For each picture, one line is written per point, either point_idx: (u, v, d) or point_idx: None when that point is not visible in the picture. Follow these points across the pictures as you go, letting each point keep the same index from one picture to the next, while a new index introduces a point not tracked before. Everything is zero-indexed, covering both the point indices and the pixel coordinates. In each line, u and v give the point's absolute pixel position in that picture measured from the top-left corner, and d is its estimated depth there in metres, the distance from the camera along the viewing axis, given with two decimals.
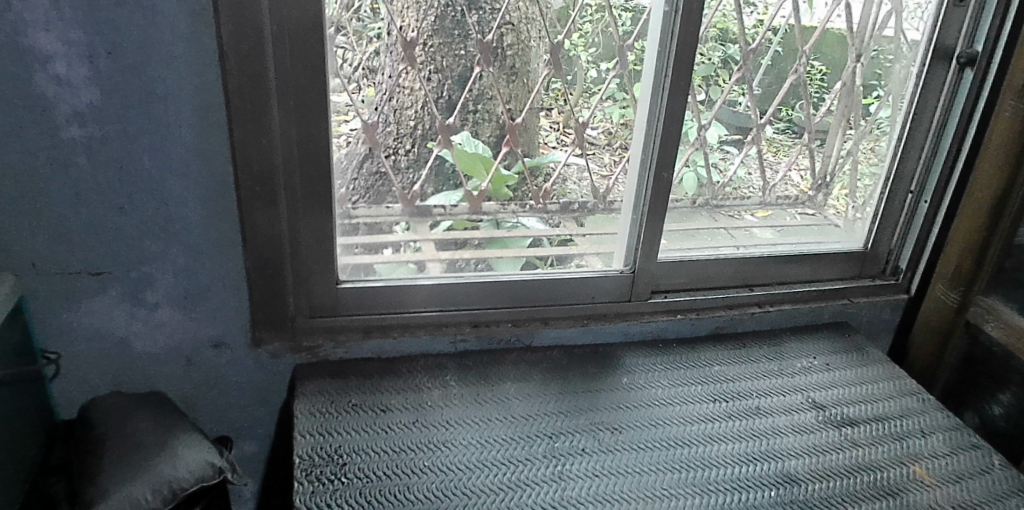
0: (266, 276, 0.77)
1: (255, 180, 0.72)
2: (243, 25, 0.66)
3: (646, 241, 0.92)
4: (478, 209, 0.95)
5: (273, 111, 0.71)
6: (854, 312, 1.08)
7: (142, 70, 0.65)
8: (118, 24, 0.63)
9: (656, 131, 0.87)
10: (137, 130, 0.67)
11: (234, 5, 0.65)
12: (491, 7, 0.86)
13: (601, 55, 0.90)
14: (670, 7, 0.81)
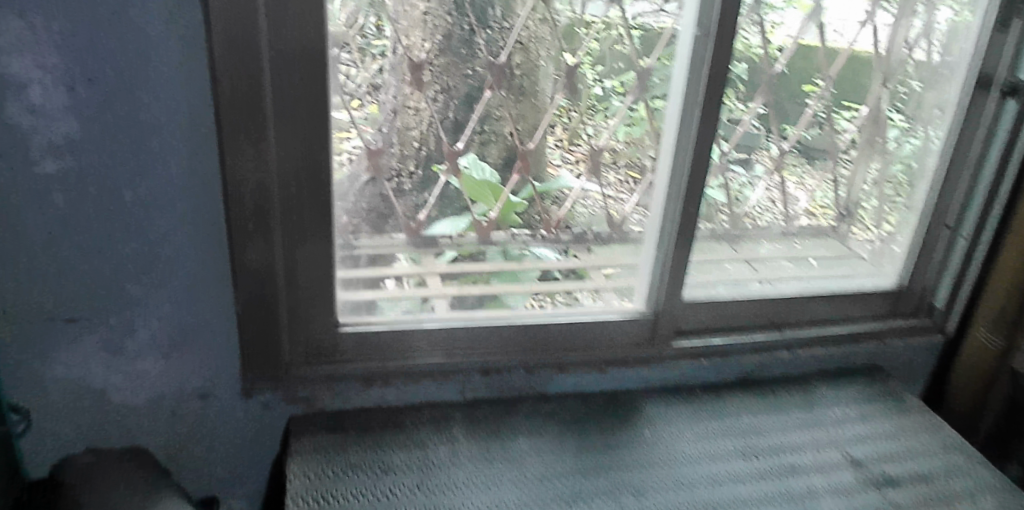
0: (258, 317, 0.70)
1: (250, 216, 0.66)
2: (239, 44, 0.60)
3: (671, 279, 0.86)
4: (487, 239, 0.89)
5: (271, 137, 0.64)
6: (887, 354, 1.01)
7: (126, 99, 0.59)
8: (99, 49, 0.57)
9: (686, 159, 0.81)
10: (123, 164, 0.61)
11: (229, 23, 0.59)
12: (501, 26, 0.78)
13: (608, 72, 0.84)
14: (701, 32, 0.77)
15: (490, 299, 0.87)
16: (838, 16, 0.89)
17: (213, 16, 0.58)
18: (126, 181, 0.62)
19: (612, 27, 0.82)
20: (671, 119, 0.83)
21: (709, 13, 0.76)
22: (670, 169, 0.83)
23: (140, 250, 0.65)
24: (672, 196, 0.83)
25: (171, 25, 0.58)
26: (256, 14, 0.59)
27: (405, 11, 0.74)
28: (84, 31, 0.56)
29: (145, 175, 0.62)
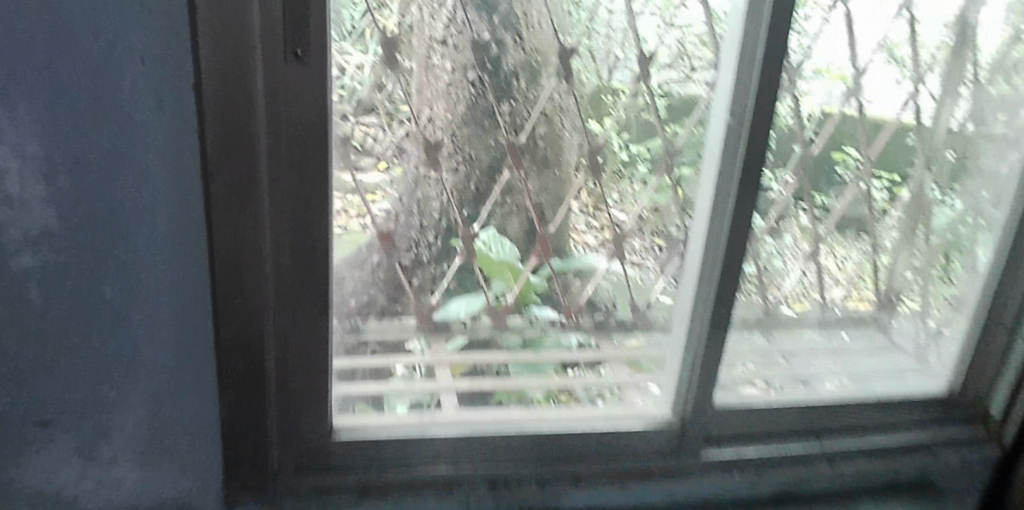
0: (244, 391, 0.64)
1: (240, 307, 0.61)
2: (233, 126, 0.55)
3: (701, 384, 0.80)
4: (501, 325, 0.85)
5: (266, 222, 0.60)
6: (942, 470, 0.90)
7: (110, 191, 0.55)
8: (80, 138, 0.53)
9: (719, 252, 0.78)
10: (108, 252, 0.57)
11: (223, 104, 0.54)
12: (528, 95, 0.77)
13: (633, 137, 0.80)
14: (734, 118, 0.75)
15: (504, 388, 0.82)
16: (873, 87, 0.84)
17: (205, 97, 0.53)
18: (111, 270, 0.58)
19: (637, 94, 0.79)
20: (703, 205, 0.79)
21: (743, 99, 0.74)
22: (699, 259, 0.80)
23: (123, 343, 0.60)
24: (701, 284, 0.80)
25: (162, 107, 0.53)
26: (253, 95, 0.55)
27: (429, 81, 0.73)
28: (68, 115, 0.52)
29: (130, 263, 0.58)
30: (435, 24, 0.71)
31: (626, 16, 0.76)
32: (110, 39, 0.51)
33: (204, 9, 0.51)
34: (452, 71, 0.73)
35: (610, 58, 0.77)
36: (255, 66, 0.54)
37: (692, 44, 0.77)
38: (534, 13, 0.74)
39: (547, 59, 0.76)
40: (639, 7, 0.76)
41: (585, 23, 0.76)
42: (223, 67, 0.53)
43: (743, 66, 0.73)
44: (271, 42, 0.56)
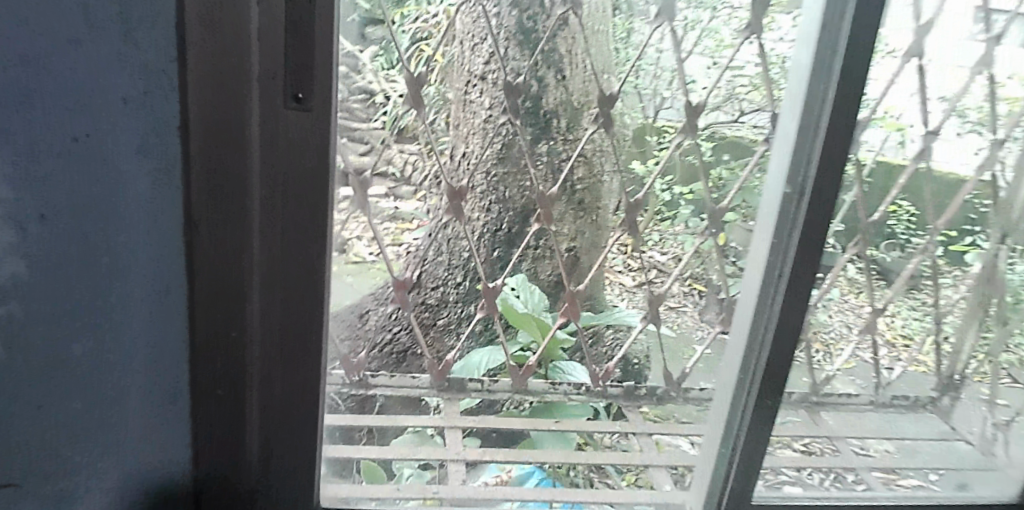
0: (220, 399, 0.59)
1: (218, 339, 0.57)
2: (217, 150, 0.52)
3: (741, 466, 0.77)
4: (523, 385, 0.94)
5: (253, 259, 0.56)
6: None
7: (90, 242, 0.49)
8: (60, 180, 0.45)
9: (770, 334, 0.72)
10: (91, 303, 0.50)
11: (208, 127, 0.51)
12: (563, 137, 0.81)
13: (677, 180, 0.82)
14: (792, 189, 0.69)
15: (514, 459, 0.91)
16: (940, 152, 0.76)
17: (189, 118, 0.50)
18: (86, 327, 0.50)
19: (684, 138, 0.80)
20: (751, 272, 0.75)
21: (797, 171, 0.69)
22: (750, 332, 0.74)
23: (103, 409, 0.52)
24: (748, 355, 0.74)
25: (151, 147, 0.50)
26: (244, 122, 0.51)
27: (466, 118, 0.78)
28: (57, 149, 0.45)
29: (111, 313, 0.51)
30: (474, 58, 0.75)
31: (677, 57, 0.77)
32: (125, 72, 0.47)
33: (195, 28, 0.49)
34: (490, 107, 0.78)
35: (663, 99, 0.79)
36: (249, 93, 0.51)
37: (743, 86, 0.77)
38: (577, 51, 0.77)
39: (592, 97, 0.80)
40: (689, 48, 0.77)
41: (633, 60, 0.78)
42: (211, 90, 0.50)
43: (805, 130, 0.68)
44: (269, 75, 0.51)
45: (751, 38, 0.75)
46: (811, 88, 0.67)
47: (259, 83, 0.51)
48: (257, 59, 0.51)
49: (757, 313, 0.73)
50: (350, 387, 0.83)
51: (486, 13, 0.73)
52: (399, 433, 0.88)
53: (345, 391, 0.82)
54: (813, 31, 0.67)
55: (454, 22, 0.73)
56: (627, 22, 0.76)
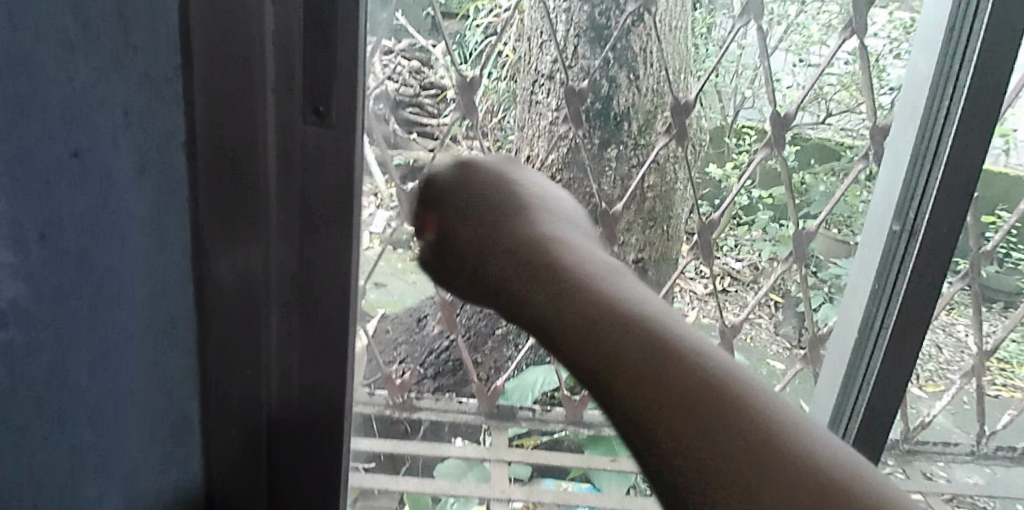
0: (237, 410, 0.53)
1: (235, 370, 0.52)
2: (226, 166, 0.47)
3: None
4: (577, 416, 0.87)
5: (270, 281, 0.51)
6: None
7: (89, 258, 0.43)
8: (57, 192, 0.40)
9: (873, 370, 0.65)
10: (108, 342, 0.45)
11: (216, 141, 0.46)
12: (635, 141, 0.73)
13: (758, 185, 0.72)
14: (899, 226, 0.62)
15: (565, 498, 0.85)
16: None
17: (195, 128, 0.46)
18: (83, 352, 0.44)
19: (768, 149, 0.70)
20: (847, 302, 0.68)
21: (907, 202, 0.61)
22: (848, 366, 0.68)
23: (120, 450, 0.48)
24: (845, 390, 0.68)
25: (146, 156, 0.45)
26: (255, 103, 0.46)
27: (531, 120, 0.71)
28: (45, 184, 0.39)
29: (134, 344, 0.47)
30: (543, 55, 0.68)
31: (760, 54, 0.67)
32: (144, 81, 0.43)
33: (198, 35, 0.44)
34: (557, 109, 0.71)
35: (743, 98, 0.69)
36: (261, 103, 0.47)
37: (830, 86, 0.67)
38: (652, 49, 0.69)
39: (665, 98, 0.71)
40: (775, 43, 0.67)
41: (713, 56, 0.68)
42: (217, 104, 0.46)
43: (918, 158, 0.60)
44: (285, 81, 0.46)
45: (852, 39, 0.65)
46: (929, 108, 0.59)
47: (274, 91, 0.46)
48: (272, 64, 0.46)
49: (859, 351, 0.66)
50: (393, 409, 0.79)
51: (553, 10, 0.67)
52: (444, 460, 0.84)
53: (390, 413, 0.79)
54: (935, 36, 0.58)
55: (527, 19, 0.67)
56: (707, 16, 0.66)
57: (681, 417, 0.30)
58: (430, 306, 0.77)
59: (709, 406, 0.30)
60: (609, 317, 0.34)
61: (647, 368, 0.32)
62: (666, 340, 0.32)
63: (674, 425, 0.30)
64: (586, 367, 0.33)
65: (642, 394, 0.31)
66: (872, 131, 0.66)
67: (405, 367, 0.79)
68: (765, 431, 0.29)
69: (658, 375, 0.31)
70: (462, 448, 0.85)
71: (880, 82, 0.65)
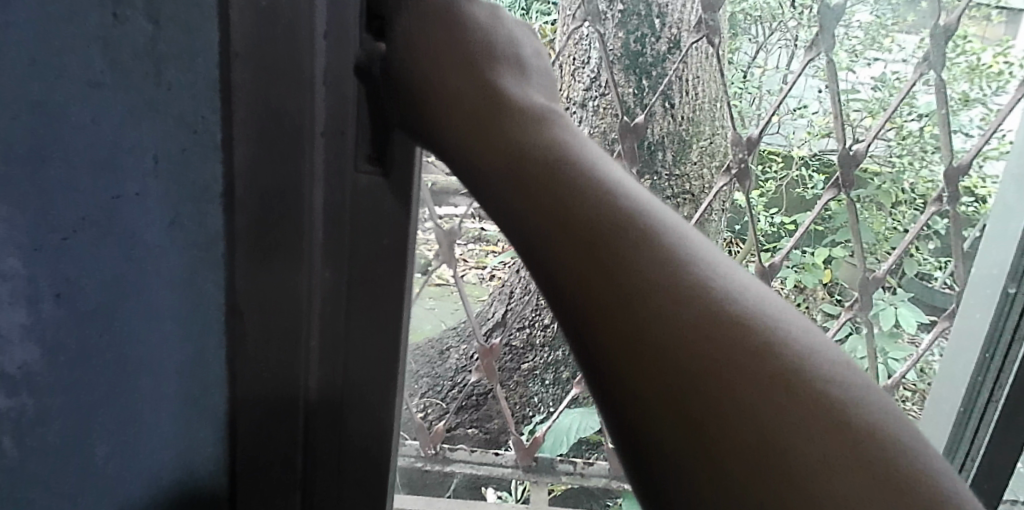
0: (271, 431, 0.50)
1: (271, 427, 0.50)
2: (272, 217, 0.45)
3: None
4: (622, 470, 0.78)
5: (309, 332, 0.50)
6: None
7: (112, 326, 0.38)
8: (85, 250, 0.35)
9: (982, 438, 0.60)
10: (134, 409, 0.41)
11: (262, 196, 0.44)
12: (671, 171, 0.64)
13: (785, 212, 0.64)
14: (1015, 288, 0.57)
15: None
16: None
17: (235, 180, 0.43)
18: (108, 427, 0.39)
19: (835, 195, 0.63)
20: (948, 361, 0.63)
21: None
22: (947, 437, 0.63)
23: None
24: (951, 449, 0.63)
25: (181, 206, 0.40)
26: (304, 117, 0.44)
27: None
28: (74, 236, 0.34)
29: (163, 412, 0.43)
30: (575, 83, 0.62)
31: (784, 80, 0.60)
32: (180, 124, 0.39)
33: (243, 85, 0.41)
34: (590, 138, 0.63)
35: (766, 122, 0.61)
36: (312, 150, 0.45)
37: (856, 112, 0.60)
38: (688, 77, 0.61)
39: (702, 127, 0.62)
40: (806, 66, 0.59)
41: (739, 83, 0.61)
42: (267, 153, 0.43)
43: None
44: (335, 128, 0.46)
45: (926, 74, 0.58)
46: None
47: (324, 138, 0.46)
48: (322, 112, 0.45)
49: (963, 417, 0.61)
50: (425, 460, 0.74)
51: (589, 35, 0.60)
52: None
53: (421, 466, 0.75)
54: None
55: (554, 46, 0.61)
56: (731, 41, 0.59)
57: (770, 434, 0.27)
58: (454, 338, 0.70)
59: (818, 427, 0.27)
60: (726, 347, 0.30)
61: (739, 379, 0.29)
62: (786, 363, 0.29)
63: (773, 457, 0.27)
64: (688, 398, 0.29)
65: (741, 432, 0.28)
66: (946, 172, 0.60)
67: (429, 408, 0.72)
68: (877, 473, 0.26)
69: (768, 411, 0.28)
70: (496, 502, 0.79)
71: (909, 109, 0.59)
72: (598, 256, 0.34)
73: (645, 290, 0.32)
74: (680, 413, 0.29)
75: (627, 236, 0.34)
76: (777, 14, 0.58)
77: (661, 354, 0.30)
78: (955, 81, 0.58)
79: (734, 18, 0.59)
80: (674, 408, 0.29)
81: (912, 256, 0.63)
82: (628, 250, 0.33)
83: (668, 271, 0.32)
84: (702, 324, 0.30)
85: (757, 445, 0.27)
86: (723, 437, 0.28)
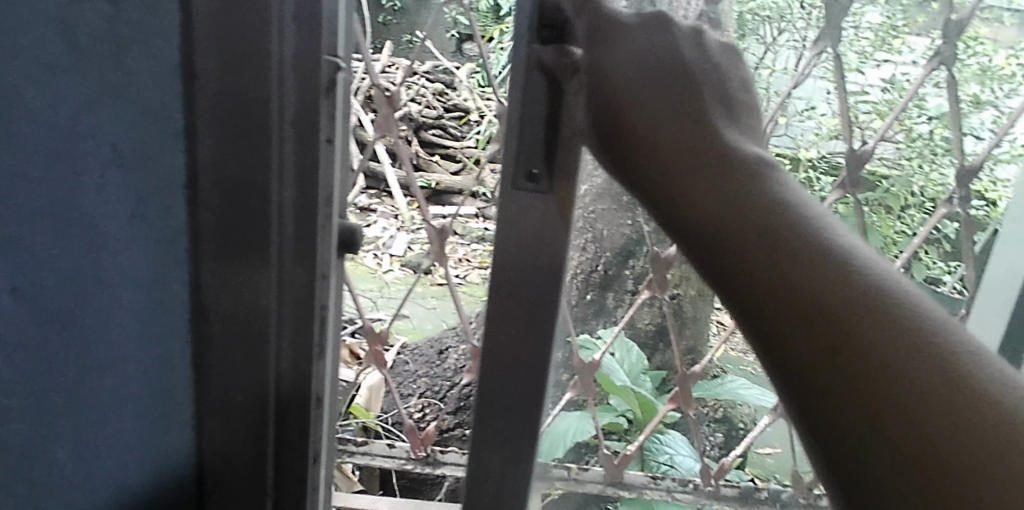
0: (236, 437, 0.45)
1: (240, 443, 0.46)
2: (239, 218, 0.41)
3: None
4: (619, 476, 0.63)
5: (278, 337, 0.44)
6: None
7: (74, 322, 0.36)
8: (46, 239, 0.33)
9: None
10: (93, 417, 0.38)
11: (226, 187, 0.40)
12: None
13: None
14: None
15: None
16: None
17: (201, 168, 0.40)
18: (71, 428, 0.37)
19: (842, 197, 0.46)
20: None
21: None
22: None
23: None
24: None
25: (148, 196, 0.38)
26: (270, 103, 0.39)
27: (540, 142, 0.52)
28: (30, 225, 0.32)
29: (126, 412, 0.41)
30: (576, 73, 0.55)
31: (793, 82, 0.45)
32: (143, 111, 0.37)
33: (208, 69, 0.38)
34: None
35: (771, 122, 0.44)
36: (280, 141, 0.40)
37: (865, 115, 0.45)
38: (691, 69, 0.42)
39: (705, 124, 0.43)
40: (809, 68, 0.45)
41: None
42: (232, 144, 0.39)
43: None
44: (308, 114, 0.40)
45: (936, 71, 0.44)
46: None
47: (293, 129, 0.40)
48: (291, 98, 0.39)
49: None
50: (415, 463, 0.69)
51: None
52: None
53: (411, 467, 0.70)
54: None
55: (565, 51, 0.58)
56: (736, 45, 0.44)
57: (921, 434, 0.25)
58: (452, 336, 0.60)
59: (974, 420, 0.25)
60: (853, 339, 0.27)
61: (892, 379, 0.26)
62: (931, 351, 0.26)
63: (932, 443, 0.25)
64: (853, 393, 0.27)
65: (901, 425, 0.25)
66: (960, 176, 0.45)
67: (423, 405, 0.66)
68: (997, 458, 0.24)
69: (922, 409, 0.25)
70: None
71: (919, 111, 0.45)
72: (754, 258, 0.31)
73: (797, 286, 0.29)
74: (851, 412, 0.27)
75: (772, 239, 0.31)
76: (785, 13, 0.44)
77: (822, 352, 0.28)
78: (966, 82, 0.44)
79: (741, 19, 0.44)
80: (842, 402, 0.27)
81: (917, 261, 0.46)
82: (797, 248, 0.30)
83: (825, 269, 0.29)
84: (851, 325, 0.27)
85: (920, 432, 0.25)
86: (885, 431, 0.26)
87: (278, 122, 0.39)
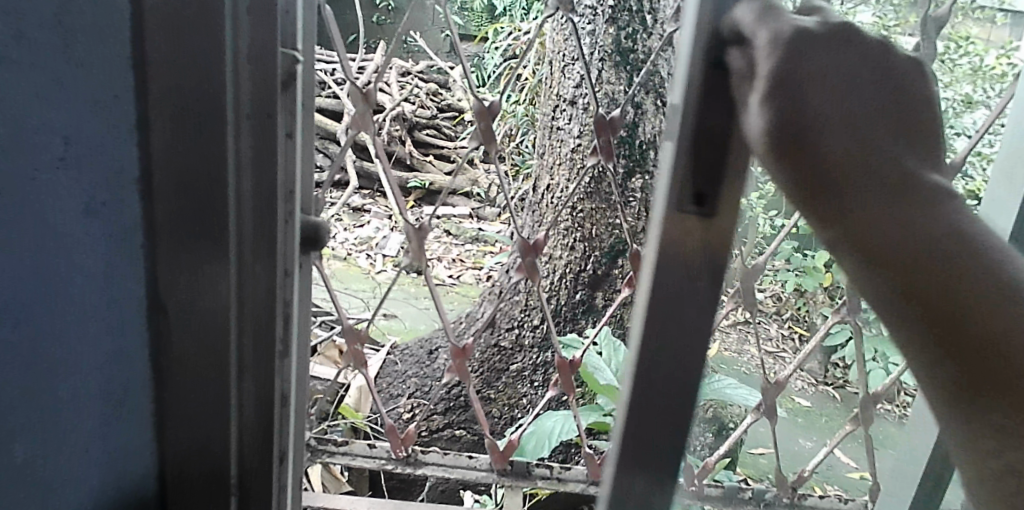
0: (198, 435, 0.45)
1: (201, 440, 0.45)
2: (196, 213, 0.40)
3: None
4: None
5: (236, 333, 0.43)
6: None
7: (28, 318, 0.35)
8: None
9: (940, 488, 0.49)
10: (50, 413, 0.38)
11: (180, 182, 0.39)
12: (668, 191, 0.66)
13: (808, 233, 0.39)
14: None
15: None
16: None
17: (154, 163, 0.39)
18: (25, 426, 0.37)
19: None
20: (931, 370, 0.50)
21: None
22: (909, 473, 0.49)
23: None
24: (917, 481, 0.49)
25: (99, 192, 0.38)
26: (222, 95, 0.38)
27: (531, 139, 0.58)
28: None
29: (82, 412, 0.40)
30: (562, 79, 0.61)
31: None
32: (93, 107, 0.36)
33: (158, 63, 0.37)
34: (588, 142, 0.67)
35: None
36: (235, 134, 0.39)
37: None
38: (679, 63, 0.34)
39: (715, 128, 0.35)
40: None
41: None
42: (184, 138, 0.39)
43: None
44: (263, 107, 0.39)
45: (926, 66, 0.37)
46: None
47: (248, 122, 0.39)
48: (245, 90, 0.38)
49: None
50: (394, 463, 0.70)
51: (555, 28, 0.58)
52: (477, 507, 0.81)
53: (391, 468, 0.70)
54: None
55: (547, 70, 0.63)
56: None
57: None
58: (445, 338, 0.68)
59: None
60: None
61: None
62: None
63: None
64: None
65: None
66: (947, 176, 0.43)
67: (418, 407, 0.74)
68: None
69: None
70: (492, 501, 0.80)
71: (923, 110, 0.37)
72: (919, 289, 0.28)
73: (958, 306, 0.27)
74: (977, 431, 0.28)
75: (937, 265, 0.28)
76: None
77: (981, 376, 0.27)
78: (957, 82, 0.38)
79: None
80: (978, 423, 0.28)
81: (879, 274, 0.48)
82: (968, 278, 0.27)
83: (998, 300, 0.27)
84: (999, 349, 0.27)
85: None
86: None
87: (233, 117, 0.39)
